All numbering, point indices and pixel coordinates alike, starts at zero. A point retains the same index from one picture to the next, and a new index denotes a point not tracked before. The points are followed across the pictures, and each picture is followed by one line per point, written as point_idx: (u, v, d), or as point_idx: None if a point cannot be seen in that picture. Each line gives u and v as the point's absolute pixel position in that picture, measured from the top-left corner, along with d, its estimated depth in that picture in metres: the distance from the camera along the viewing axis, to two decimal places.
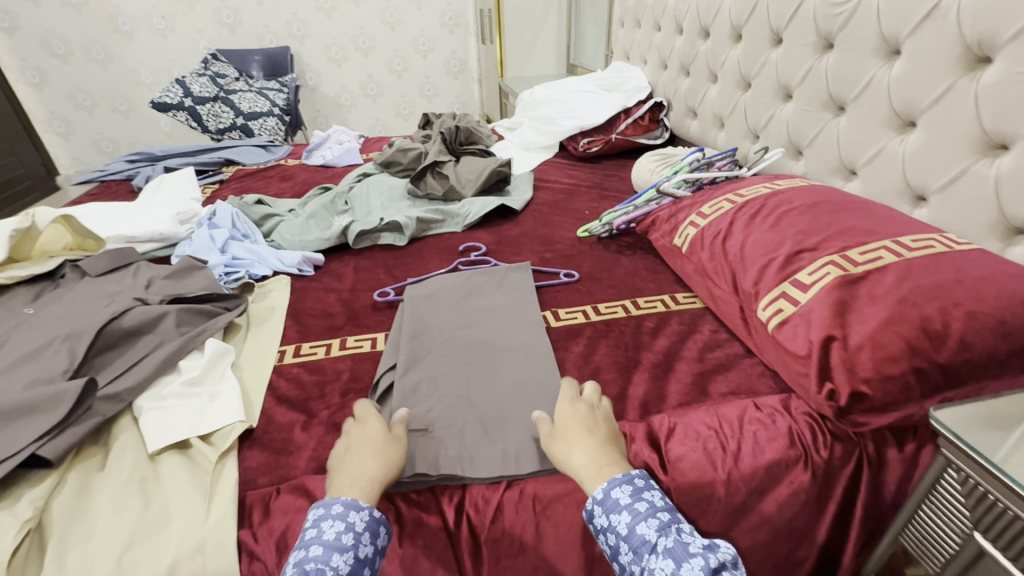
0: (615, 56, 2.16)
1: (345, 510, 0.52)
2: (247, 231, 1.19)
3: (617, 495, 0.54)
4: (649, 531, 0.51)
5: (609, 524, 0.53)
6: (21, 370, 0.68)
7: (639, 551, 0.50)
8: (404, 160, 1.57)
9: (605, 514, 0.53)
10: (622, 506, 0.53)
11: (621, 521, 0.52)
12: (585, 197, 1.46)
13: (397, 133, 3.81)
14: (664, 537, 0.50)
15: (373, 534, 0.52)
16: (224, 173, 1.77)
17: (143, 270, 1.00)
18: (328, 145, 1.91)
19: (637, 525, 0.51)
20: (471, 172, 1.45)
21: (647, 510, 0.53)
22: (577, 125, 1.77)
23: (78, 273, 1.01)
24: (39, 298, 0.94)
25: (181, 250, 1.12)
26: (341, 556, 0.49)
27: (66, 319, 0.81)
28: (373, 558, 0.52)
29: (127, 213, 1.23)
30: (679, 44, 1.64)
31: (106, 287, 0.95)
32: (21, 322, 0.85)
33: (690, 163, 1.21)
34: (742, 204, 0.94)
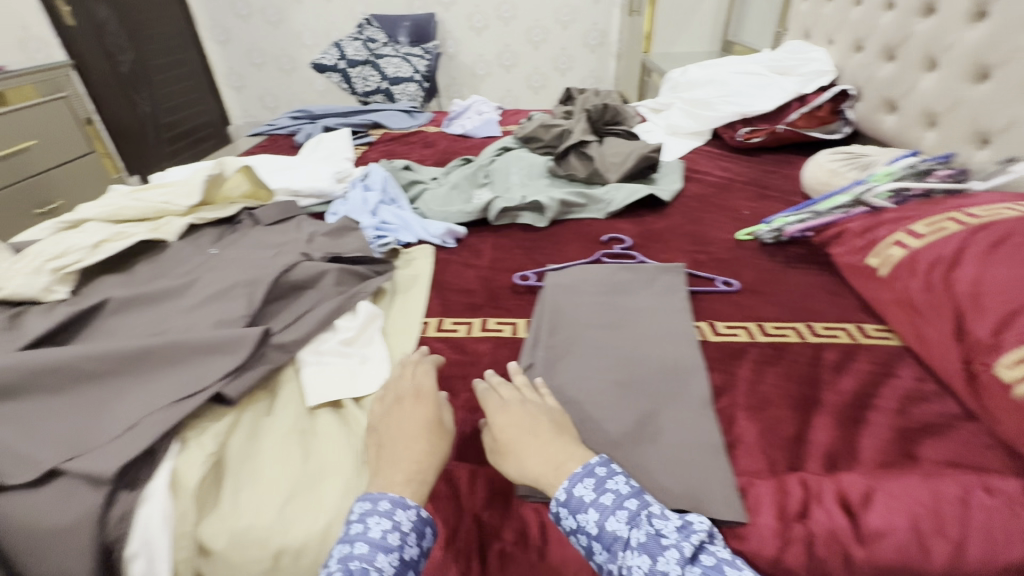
0: (791, 33, 1.89)
1: (393, 508, 0.52)
2: (395, 196, 1.22)
3: (579, 493, 0.53)
4: (619, 526, 0.51)
5: (576, 525, 0.52)
6: (209, 308, 0.75)
7: (613, 548, 0.50)
8: (545, 137, 1.52)
9: (570, 515, 0.52)
10: (587, 505, 0.52)
11: (590, 520, 0.51)
12: (742, 194, 1.30)
13: (525, 105, 3.76)
14: (634, 531, 0.50)
15: (419, 534, 0.52)
16: (372, 135, 1.85)
17: (306, 225, 1.06)
18: (468, 114, 1.91)
19: (607, 519, 0.51)
20: (616, 155, 1.35)
21: (613, 504, 0.52)
22: (738, 111, 1.58)
23: (252, 220, 1.10)
24: (222, 240, 1.04)
25: (337, 209, 1.19)
26: (386, 557, 0.49)
27: (244, 263, 0.87)
28: (416, 560, 0.52)
29: (293, 167, 1.32)
30: (887, 22, 1.37)
31: (277, 235, 1.03)
32: (209, 259, 0.94)
33: (900, 169, 1.00)
34: (978, 227, 0.75)
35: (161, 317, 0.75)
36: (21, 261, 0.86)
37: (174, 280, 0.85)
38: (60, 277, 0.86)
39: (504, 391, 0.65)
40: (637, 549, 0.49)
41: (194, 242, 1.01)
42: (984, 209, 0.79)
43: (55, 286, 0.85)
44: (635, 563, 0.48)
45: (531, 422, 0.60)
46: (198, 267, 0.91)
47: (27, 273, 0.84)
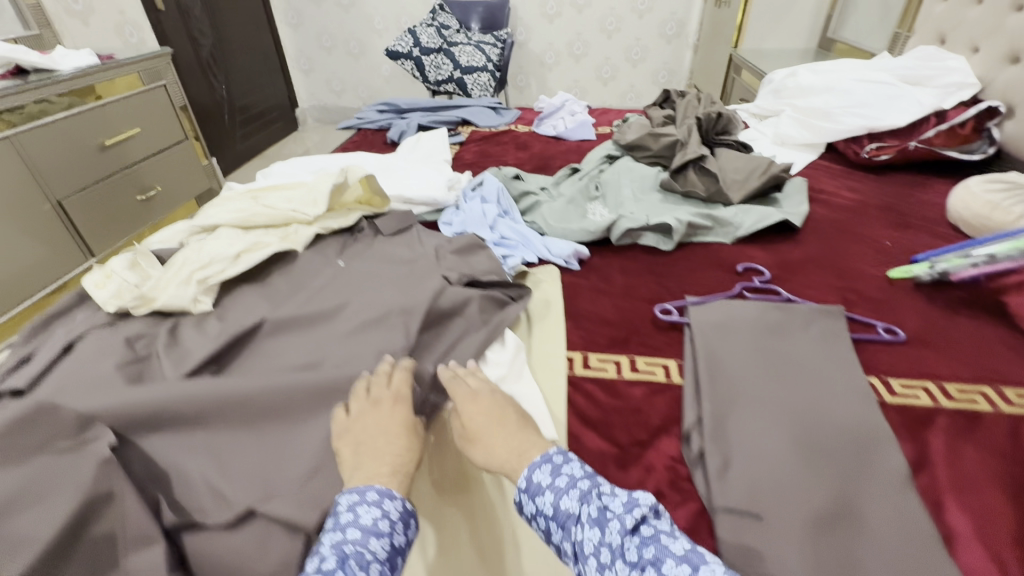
0: (919, 35, 1.73)
1: (381, 498, 0.56)
2: (510, 209, 1.18)
3: (537, 478, 0.58)
4: (571, 503, 0.55)
5: (535, 508, 0.57)
6: (366, 337, 0.73)
7: (567, 526, 0.54)
8: (653, 146, 1.44)
9: (530, 499, 0.58)
10: (545, 488, 0.57)
11: (547, 502, 0.56)
12: (877, 220, 1.20)
13: (593, 96, 3.65)
14: (584, 507, 0.54)
15: (405, 524, 0.56)
16: (461, 132, 1.81)
17: (430, 239, 1.04)
18: (559, 114, 1.85)
19: (559, 500, 0.56)
20: (738, 171, 1.27)
21: (567, 486, 0.57)
22: (866, 126, 1.45)
23: (373, 230, 1.09)
24: (346, 251, 1.03)
25: (453, 220, 1.16)
26: (378, 541, 0.52)
27: (385, 283, 0.86)
28: (404, 548, 0.55)
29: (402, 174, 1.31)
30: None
31: (404, 249, 1.01)
32: (343, 273, 0.94)
33: None
34: None
35: (318, 342, 0.74)
36: (169, 269, 0.88)
37: (318, 298, 0.84)
38: (204, 287, 0.87)
39: (469, 381, 0.70)
40: (589, 524, 0.53)
41: (321, 252, 1.01)
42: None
43: (201, 296, 0.86)
44: (583, 537, 0.53)
45: (494, 415, 0.66)
46: (335, 283, 0.90)
47: (177, 283, 0.85)
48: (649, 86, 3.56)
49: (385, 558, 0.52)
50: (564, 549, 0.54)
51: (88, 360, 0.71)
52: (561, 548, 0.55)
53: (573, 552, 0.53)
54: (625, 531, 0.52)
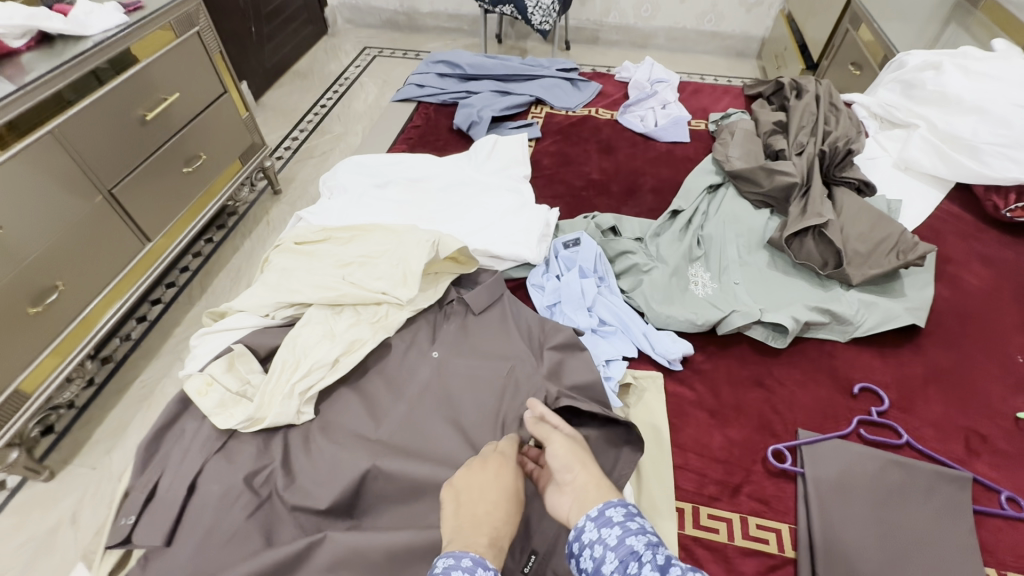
0: None
1: (475, 567, 0.53)
2: (606, 278, 1.09)
3: (610, 512, 0.58)
4: (638, 544, 0.54)
5: (597, 537, 0.56)
6: None
7: (626, 560, 0.53)
8: (764, 182, 1.27)
9: (595, 526, 0.57)
10: (614, 522, 0.56)
11: (611, 535, 0.56)
12: (1010, 316, 1.09)
13: (665, 14, 3.13)
14: (650, 553, 0.53)
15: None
16: (535, 117, 1.60)
17: (525, 325, 0.99)
18: (648, 101, 1.62)
19: (625, 540, 0.54)
20: (862, 242, 1.13)
21: (637, 529, 0.56)
22: (1017, 176, 1.24)
23: (463, 306, 1.04)
24: (439, 335, 0.99)
25: (546, 287, 1.08)
26: None
27: (494, 417, 0.86)
28: None
29: (487, 220, 1.20)
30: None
31: (501, 339, 0.97)
32: (445, 378, 0.91)
33: None
34: None
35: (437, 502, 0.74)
36: (268, 377, 0.85)
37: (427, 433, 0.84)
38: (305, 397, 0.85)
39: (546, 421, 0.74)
40: (655, 568, 0.51)
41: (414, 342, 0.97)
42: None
43: (303, 408, 0.84)
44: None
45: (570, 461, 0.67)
46: (438, 399, 0.89)
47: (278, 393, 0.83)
48: (734, 6, 3.02)
49: None
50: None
51: (216, 506, 0.73)
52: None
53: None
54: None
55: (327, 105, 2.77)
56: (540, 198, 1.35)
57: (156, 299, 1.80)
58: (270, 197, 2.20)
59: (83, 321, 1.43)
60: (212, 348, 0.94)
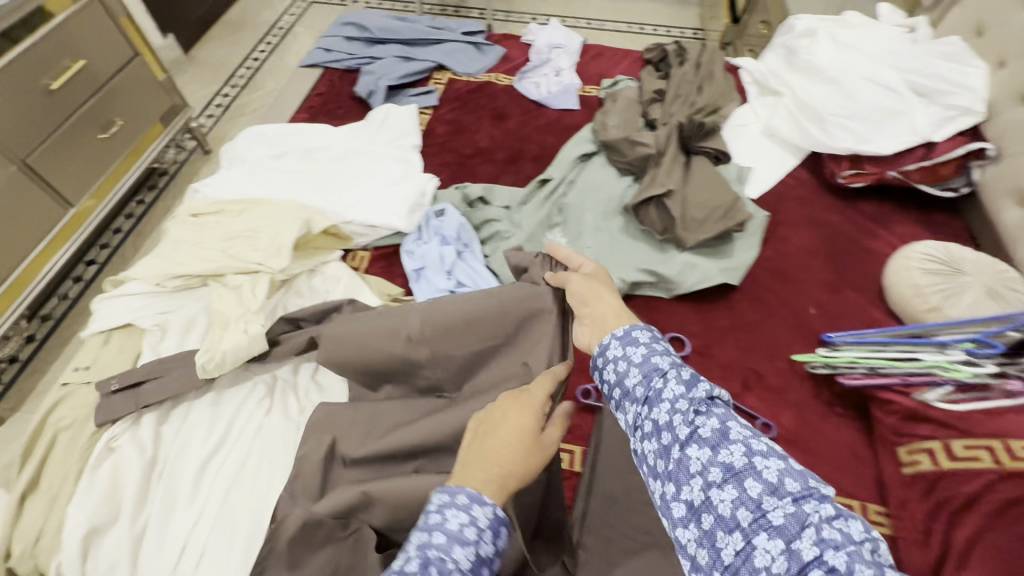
0: (961, 10, 1.50)
1: (471, 504, 0.55)
2: (469, 242, 1.24)
3: (637, 333, 0.68)
4: (661, 362, 0.64)
5: (622, 354, 0.66)
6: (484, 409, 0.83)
7: (650, 373, 0.63)
8: (627, 153, 1.39)
9: (621, 344, 0.67)
10: (639, 342, 0.66)
11: (637, 353, 0.65)
12: (816, 274, 1.26)
13: None
14: (673, 367, 0.63)
15: (495, 533, 0.55)
16: (435, 84, 1.68)
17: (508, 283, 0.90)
18: (544, 69, 1.70)
19: (650, 357, 0.64)
20: (701, 209, 1.28)
21: (661, 349, 0.65)
22: (851, 146, 1.38)
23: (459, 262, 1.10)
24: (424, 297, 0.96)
25: (416, 254, 1.22)
26: (462, 550, 0.52)
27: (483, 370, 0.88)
28: (490, 558, 0.55)
29: (372, 192, 1.33)
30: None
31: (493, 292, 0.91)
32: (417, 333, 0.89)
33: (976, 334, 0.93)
34: (1006, 472, 0.81)
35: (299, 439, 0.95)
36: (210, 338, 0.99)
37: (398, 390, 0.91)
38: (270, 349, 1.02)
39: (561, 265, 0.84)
40: (675, 380, 0.61)
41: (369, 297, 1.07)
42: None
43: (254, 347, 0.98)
44: (663, 389, 0.61)
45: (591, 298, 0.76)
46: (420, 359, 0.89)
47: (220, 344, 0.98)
48: None
49: (468, 569, 0.52)
50: (636, 394, 0.63)
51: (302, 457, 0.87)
52: (631, 391, 0.63)
53: (646, 398, 0.61)
54: (705, 398, 0.58)
55: (260, 57, 2.73)
56: (430, 167, 1.46)
57: (91, 260, 1.91)
58: (201, 156, 2.26)
59: (13, 284, 1.55)
60: (110, 313, 1.09)
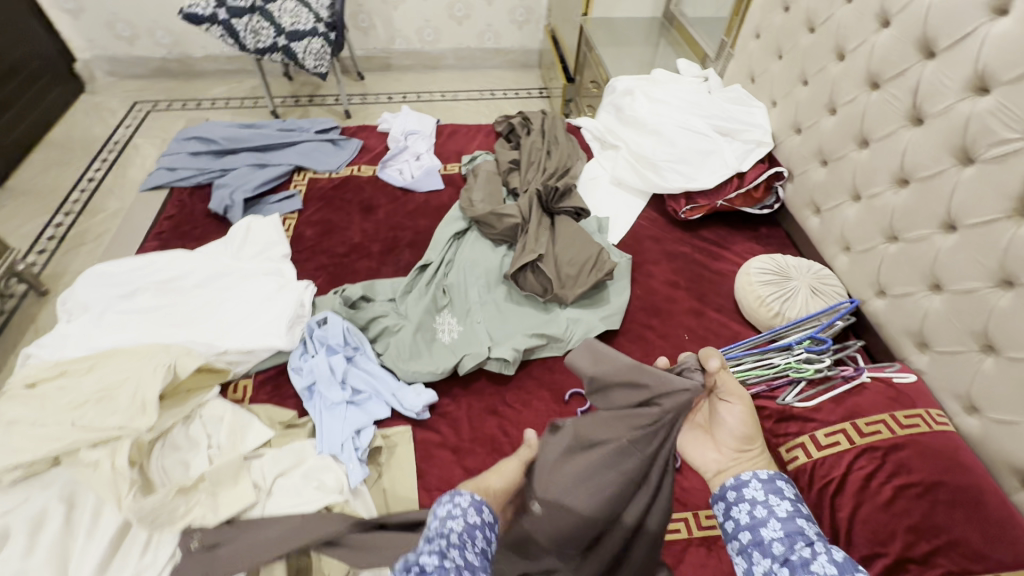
0: (737, 62, 1.82)
1: (450, 496, 0.70)
2: (358, 344, 1.22)
3: (782, 484, 0.73)
4: (805, 527, 0.66)
5: (763, 500, 0.71)
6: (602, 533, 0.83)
7: (793, 535, 0.65)
8: (497, 226, 1.47)
9: (764, 490, 0.72)
10: (785, 497, 0.71)
11: (780, 506, 0.69)
12: (681, 303, 1.41)
13: (448, 37, 3.27)
14: (818, 539, 0.64)
15: (478, 508, 0.69)
16: (297, 187, 1.67)
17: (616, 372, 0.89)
18: (404, 155, 1.76)
19: (793, 518, 0.67)
20: (572, 264, 1.39)
21: (808, 514, 0.68)
22: (682, 185, 1.59)
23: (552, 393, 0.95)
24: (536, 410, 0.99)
25: (304, 369, 1.17)
26: (455, 523, 0.65)
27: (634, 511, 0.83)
28: (483, 527, 0.68)
29: (245, 314, 1.26)
30: (834, 73, 1.35)
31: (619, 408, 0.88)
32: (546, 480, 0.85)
33: (799, 342, 1.19)
34: (860, 449, 0.98)
35: None
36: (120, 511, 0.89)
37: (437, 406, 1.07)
38: (243, 514, 0.96)
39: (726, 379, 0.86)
40: (821, 552, 0.62)
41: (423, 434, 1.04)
42: (906, 417, 1.01)
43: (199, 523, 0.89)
44: (809, 558, 0.61)
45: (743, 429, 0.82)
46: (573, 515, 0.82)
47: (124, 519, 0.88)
48: (507, 24, 3.25)
49: (463, 532, 0.65)
50: (773, 550, 0.65)
51: None
52: (767, 543, 0.66)
53: (785, 558, 0.63)
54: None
55: (96, 177, 2.51)
56: (304, 273, 1.43)
57: None
58: (37, 299, 1.99)
59: None
60: None
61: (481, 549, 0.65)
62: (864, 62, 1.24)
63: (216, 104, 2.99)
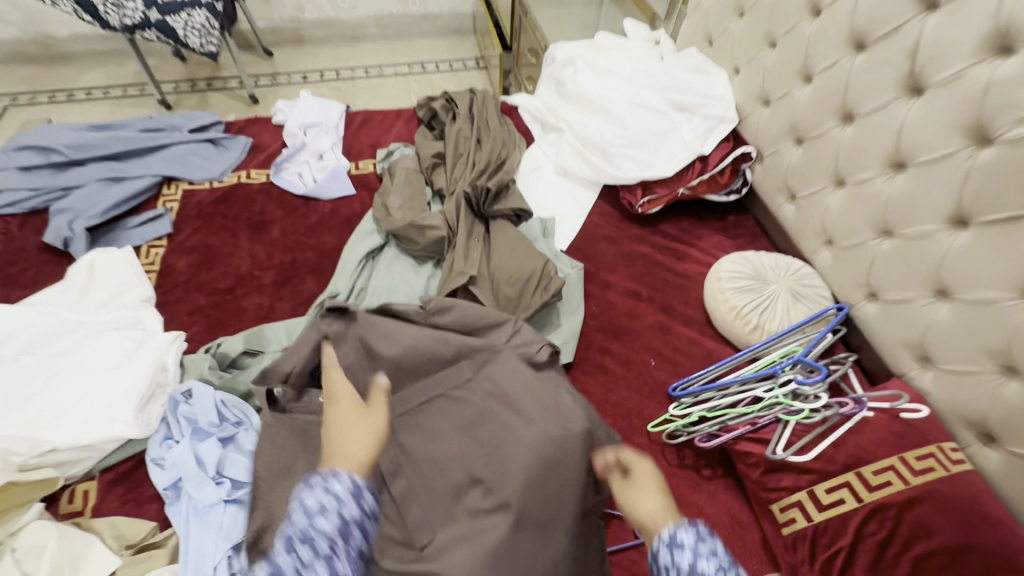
0: (691, 22, 1.57)
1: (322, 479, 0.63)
2: (240, 418, 0.94)
3: (681, 535, 0.61)
4: (708, 567, 0.58)
5: (671, 560, 0.60)
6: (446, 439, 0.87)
7: None
8: (419, 241, 1.20)
9: (668, 550, 0.61)
10: (686, 544, 0.60)
11: (683, 558, 0.60)
12: (645, 319, 1.19)
13: (366, 3, 2.86)
14: None
15: (356, 496, 0.62)
16: (166, 203, 1.33)
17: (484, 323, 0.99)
18: (303, 154, 1.44)
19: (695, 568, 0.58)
20: (511, 284, 1.14)
21: (709, 551, 0.59)
22: (637, 173, 1.35)
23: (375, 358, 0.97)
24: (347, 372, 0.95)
25: (166, 461, 0.90)
26: (322, 525, 0.59)
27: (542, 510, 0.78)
28: (359, 518, 0.62)
29: (83, 389, 0.95)
30: (808, 33, 1.12)
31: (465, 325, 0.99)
32: (423, 453, 0.86)
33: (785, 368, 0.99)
34: (870, 508, 0.80)
35: None
36: None
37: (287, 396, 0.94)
38: None
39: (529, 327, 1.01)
40: None
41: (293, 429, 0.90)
42: (918, 460, 0.83)
43: None
44: None
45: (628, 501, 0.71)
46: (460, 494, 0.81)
47: None
48: None
49: (332, 539, 0.59)
50: None
51: None
52: None
53: None
54: None
55: None
56: (174, 319, 1.12)
57: None
58: None
59: None
60: None
61: (356, 553, 0.60)
62: (847, 18, 1.02)
63: (92, 95, 2.52)
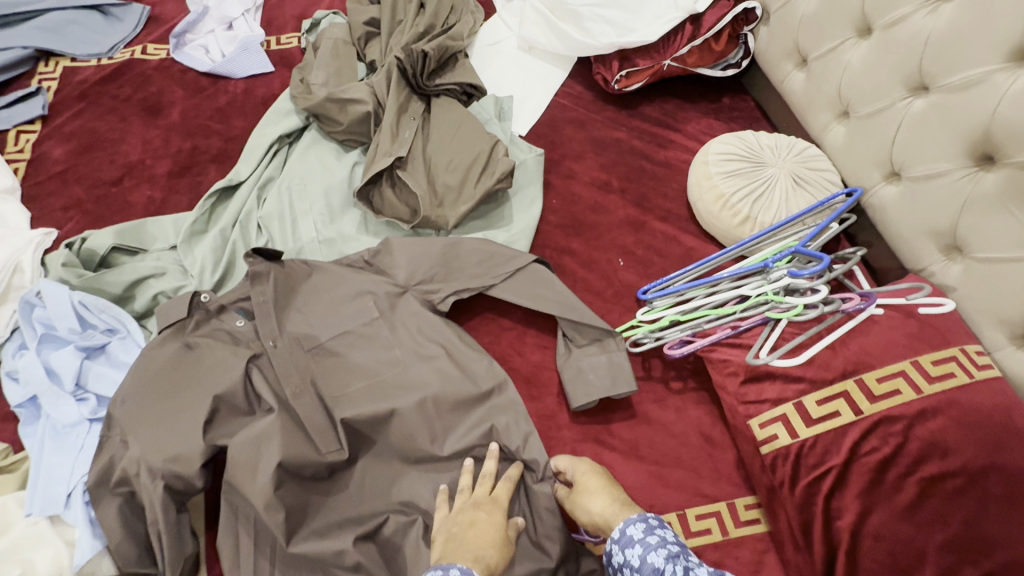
0: None
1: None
2: (110, 325, 0.78)
3: (631, 531, 0.60)
4: (659, 560, 0.57)
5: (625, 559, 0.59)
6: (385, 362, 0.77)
7: None
8: (341, 119, 0.98)
9: (622, 549, 0.60)
10: (635, 541, 0.59)
11: (635, 555, 0.59)
12: (614, 214, 1.00)
13: None
14: (672, 566, 0.56)
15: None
16: (41, 82, 1.10)
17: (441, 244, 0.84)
18: (209, 24, 1.19)
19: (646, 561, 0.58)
20: (451, 169, 0.93)
21: (659, 542, 0.59)
22: (613, 41, 1.10)
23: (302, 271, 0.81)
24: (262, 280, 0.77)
25: (19, 374, 0.74)
26: None
27: (404, 458, 0.73)
28: None
29: None
30: None
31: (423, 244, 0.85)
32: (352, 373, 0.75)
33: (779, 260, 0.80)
34: (873, 420, 0.65)
35: None
36: None
37: (191, 320, 0.75)
38: None
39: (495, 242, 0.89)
40: None
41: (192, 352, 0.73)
42: (935, 365, 0.66)
43: None
44: None
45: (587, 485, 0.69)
46: (315, 418, 0.71)
47: None
48: None
49: None
50: None
51: None
52: None
53: None
54: None
55: None
56: (46, 216, 0.93)
57: None
58: None
59: None
60: None
61: None
62: None
63: None
